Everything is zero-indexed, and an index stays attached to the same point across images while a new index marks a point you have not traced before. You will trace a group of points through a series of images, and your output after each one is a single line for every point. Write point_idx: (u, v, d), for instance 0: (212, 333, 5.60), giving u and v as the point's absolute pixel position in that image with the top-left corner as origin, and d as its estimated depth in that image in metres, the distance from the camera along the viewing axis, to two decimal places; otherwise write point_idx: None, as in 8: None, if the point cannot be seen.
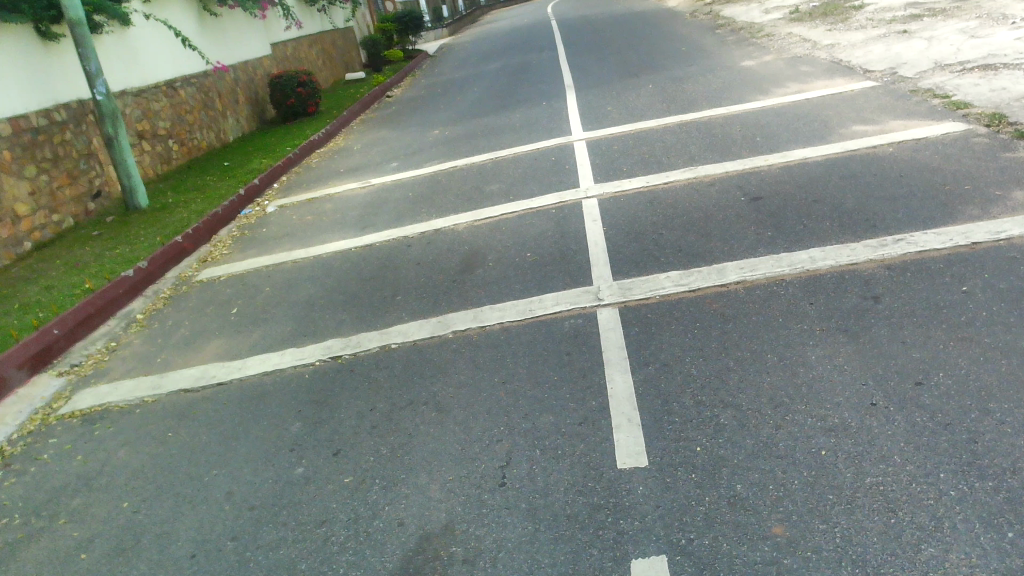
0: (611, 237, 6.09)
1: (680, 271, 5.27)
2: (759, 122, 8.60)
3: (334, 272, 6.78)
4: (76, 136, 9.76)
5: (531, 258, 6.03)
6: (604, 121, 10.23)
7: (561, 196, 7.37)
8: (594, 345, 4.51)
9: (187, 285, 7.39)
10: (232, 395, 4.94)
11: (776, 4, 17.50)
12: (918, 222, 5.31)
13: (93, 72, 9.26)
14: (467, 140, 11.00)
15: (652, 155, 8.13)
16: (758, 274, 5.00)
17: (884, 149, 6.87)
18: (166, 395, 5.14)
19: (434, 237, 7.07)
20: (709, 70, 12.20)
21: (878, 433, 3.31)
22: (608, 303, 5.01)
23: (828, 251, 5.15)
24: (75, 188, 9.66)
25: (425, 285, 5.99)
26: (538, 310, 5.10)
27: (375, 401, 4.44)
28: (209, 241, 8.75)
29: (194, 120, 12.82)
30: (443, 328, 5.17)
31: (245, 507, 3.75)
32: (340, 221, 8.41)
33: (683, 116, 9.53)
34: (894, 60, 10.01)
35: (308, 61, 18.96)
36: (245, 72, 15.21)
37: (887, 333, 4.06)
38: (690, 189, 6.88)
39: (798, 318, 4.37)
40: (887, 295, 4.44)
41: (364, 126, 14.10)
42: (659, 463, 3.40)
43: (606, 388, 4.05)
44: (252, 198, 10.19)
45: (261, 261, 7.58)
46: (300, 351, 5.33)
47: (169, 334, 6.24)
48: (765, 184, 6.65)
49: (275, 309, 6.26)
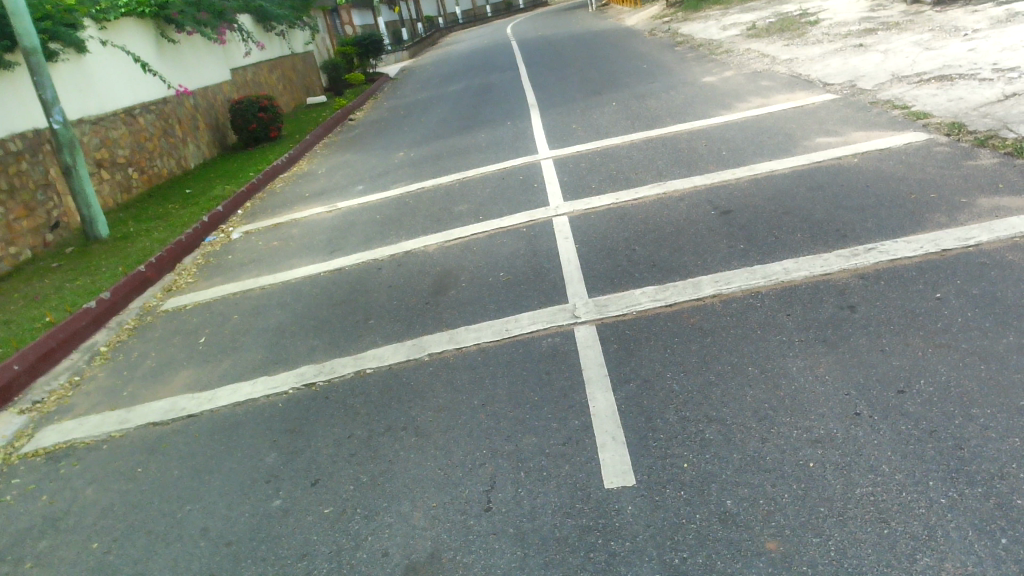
0: (584, 254, 6.07)
1: (656, 286, 5.24)
2: (724, 136, 8.67)
3: (304, 298, 6.66)
4: (32, 166, 9.56)
5: (504, 277, 5.98)
6: (570, 139, 10.27)
7: (532, 214, 7.34)
8: (573, 363, 4.47)
9: (153, 314, 7.22)
10: (204, 426, 4.81)
11: (733, 21, 17.78)
12: (887, 231, 5.35)
13: (49, 100, 9.08)
14: (433, 161, 10.96)
15: (619, 172, 8.16)
16: (733, 286, 5.00)
17: (849, 160, 6.95)
18: (134, 429, 4.99)
19: (404, 259, 6.99)
20: (671, 86, 12.32)
21: (864, 443, 3.30)
22: (585, 320, 4.97)
23: (801, 262, 5.17)
24: (32, 219, 9.44)
25: (398, 308, 5.90)
26: (515, 330, 5.04)
27: (352, 427, 4.35)
28: (173, 270, 8.57)
29: (154, 147, 12.63)
30: (420, 350, 5.09)
31: (221, 542, 3.63)
32: (307, 246, 8.30)
33: (649, 133, 9.59)
34: (852, 73, 10.18)
35: (269, 86, 18.83)
36: (206, 98, 15.05)
37: (867, 342, 4.06)
38: (660, 204, 6.89)
39: (777, 330, 4.37)
40: (863, 304, 4.46)
41: (328, 150, 13.99)
42: (647, 481, 3.35)
43: (589, 406, 4.00)
44: (216, 225, 10.03)
45: (227, 288, 7.45)
46: (272, 379, 5.21)
47: (135, 366, 6.08)
48: (735, 198, 6.68)
49: (244, 337, 6.13)
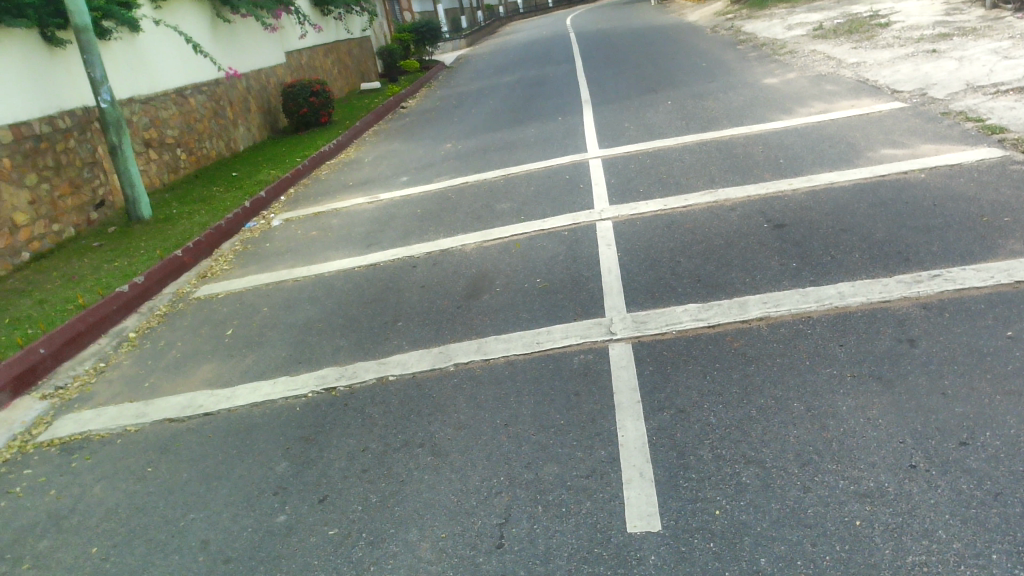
0: (625, 264, 5.76)
1: (699, 304, 4.93)
2: (783, 142, 8.27)
3: (335, 294, 6.48)
4: (80, 144, 9.57)
5: (540, 284, 5.72)
6: (621, 138, 9.94)
7: (575, 217, 7.05)
8: (605, 385, 4.19)
9: (184, 301, 7.13)
10: (219, 428, 4.65)
11: (800, 20, 17.19)
12: (955, 256, 4.95)
13: (98, 79, 9.06)
14: (480, 155, 10.72)
15: (669, 176, 7.81)
16: (782, 309, 4.66)
17: (915, 175, 6.53)
18: (150, 425, 4.85)
19: (440, 258, 6.77)
20: (731, 86, 11.88)
21: (918, 502, 2.97)
22: (620, 337, 4.68)
23: (859, 285, 4.80)
24: (77, 197, 9.45)
25: (429, 311, 5.68)
26: (546, 343, 4.78)
27: (367, 440, 4.14)
28: (210, 255, 8.48)
29: (204, 128, 12.62)
30: (445, 359, 4.85)
31: (220, 559, 3.46)
32: (345, 237, 8.13)
33: (703, 135, 9.21)
34: (922, 81, 9.66)
35: (324, 71, 18.78)
36: (259, 81, 15.03)
37: (926, 384, 3.71)
38: (710, 213, 6.56)
39: (826, 362, 4.03)
40: (924, 338, 4.09)
41: (377, 138, 13.85)
42: (674, 527, 3.07)
43: (617, 435, 3.73)
44: (258, 210, 9.92)
45: (261, 278, 7.32)
46: (293, 380, 5.03)
47: (160, 356, 5.97)
48: (790, 210, 6.31)
49: (271, 332, 5.98)
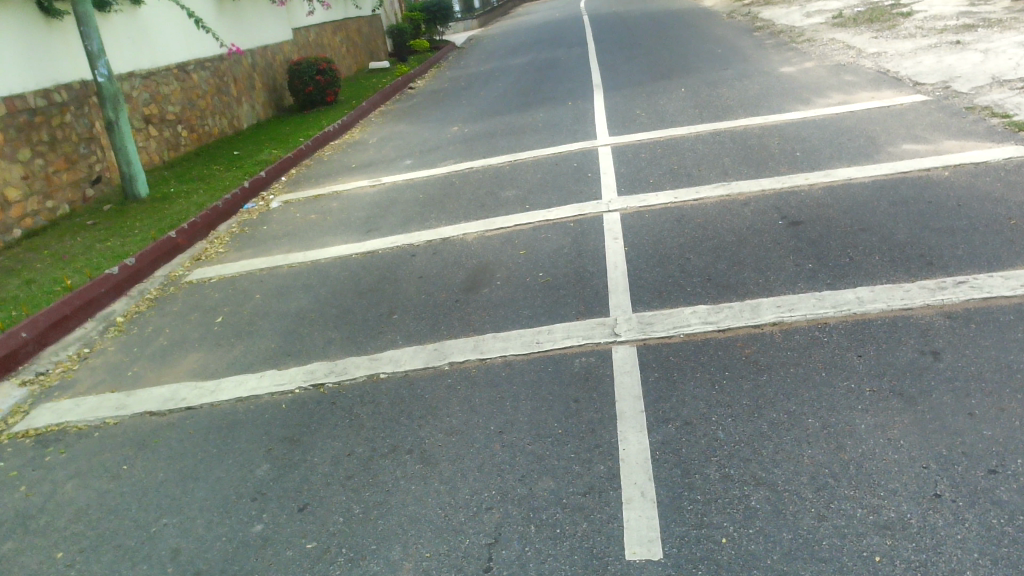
0: (632, 260, 5.51)
1: (708, 306, 4.67)
2: (800, 134, 7.97)
3: (330, 283, 6.24)
4: (76, 118, 9.33)
5: (543, 279, 5.47)
6: (632, 125, 9.65)
7: (581, 207, 6.79)
8: (607, 391, 3.95)
9: (176, 285, 6.91)
10: (201, 424, 4.44)
11: (819, 7, 16.78)
12: (982, 262, 4.68)
13: (95, 52, 8.81)
14: (486, 139, 10.44)
15: (681, 166, 7.53)
16: (797, 314, 4.40)
17: (939, 173, 6.25)
18: (130, 418, 4.64)
19: (440, 247, 6.51)
20: (746, 74, 11.56)
21: (944, 537, 2.73)
22: (624, 340, 4.43)
23: (879, 290, 4.53)
24: (72, 172, 9.21)
25: (426, 304, 5.44)
26: (546, 343, 4.53)
27: (353, 445, 3.92)
28: (205, 237, 8.25)
29: (206, 105, 12.37)
30: (440, 358, 4.62)
31: (190, 571, 3.24)
32: (344, 222, 7.88)
33: (717, 124, 8.91)
34: (945, 73, 9.33)
35: (332, 49, 18.47)
36: (264, 57, 14.74)
37: (951, 403, 3.45)
38: (722, 207, 6.29)
39: (843, 375, 3.78)
40: (948, 351, 3.84)
41: (383, 118, 13.57)
42: (676, 556, 2.84)
43: (618, 449, 3.49)
44: (257, 191, 9.68)
45: (256, 262, 7.09)
46: (280, 375, 4.80)
47: (147, 343, 5.75)
48: (807, 206, 6.04)
49: (262, 320, 5.76)
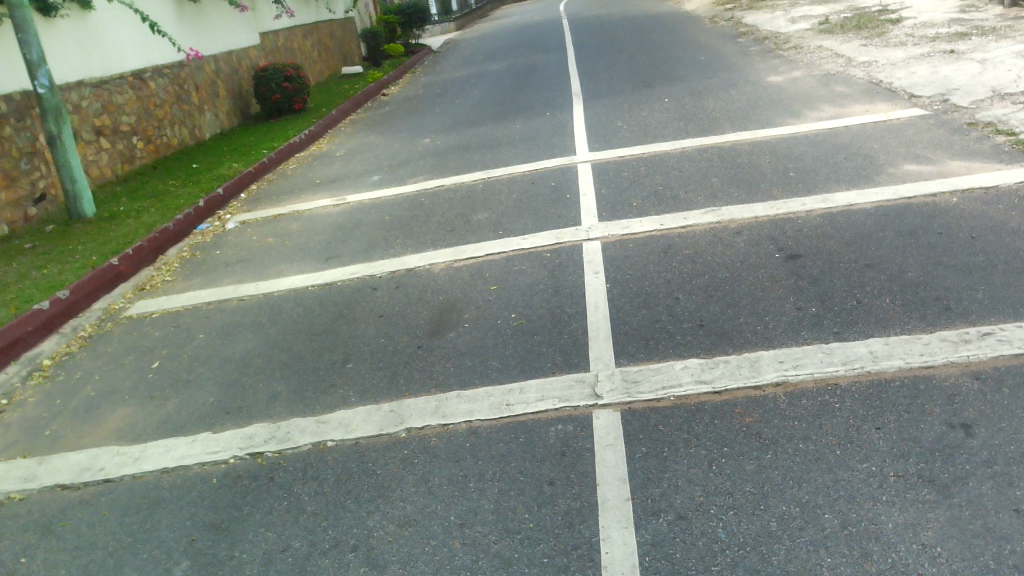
0: (615, 300, 4.95)
1: (701, 360, 4.12)
2: (792, 151, 7.46)
3: (281, 321, 5.64)
4: (17, 132, 8.69)
5: (515, 322, 4.91)
6: (613, 138, 9.12)
7: (559, 234, 6.24)
8: (586, 471, 3.39)
9: (113, 320, 6.28)
10: (118, 502, 3.84)
11: (804, 12, 16.36)
12: (1008, 308, 4.17)
13: (34, 60, 8.15)
14: (460, 152, 9.87)
15: (666, 187, 7.00)
16: (803, 372, 3.86)
17: (947, 199, 5.75)
18: (38, 492, 4.04)
19: (405, 280, 5.94)
20: (732, 84, 11.06)
21: None
22: (606, 403, 3.87)
23: (894, 343, 4.00)
24: (12, 190, 8.55)
25: (384, 351, 4.86)
26: (517, 406, 3.96)
27: (289, 537, 3.35)
28: (153, 262, 7.62)
29: (165, 115, 11.70)
30: (396, 422, 4.03)
31: None
32: (303, 247, 7.27)
33: (703, 139, 8.39)
34: (942, 85, 8.87)
35: (302, 54, 17.81)
36: (229, 63, 14.08)
37: (994, 495, 2.92)
38: (712, 236, 5.75)
39: (861, 455, 3.24)
40: (982, 423, 3.31)
41: (353, 128, 12.97)
42: None
43: (599, 553, 2.94)
44: (213, 209, 9.05)
45: (203, 295, 6.48)
46: (213, 440, 4.20)
47: (73, 393, 5.13)
48: (805, 236, 5.51)
49: (203, 367, 5.14)
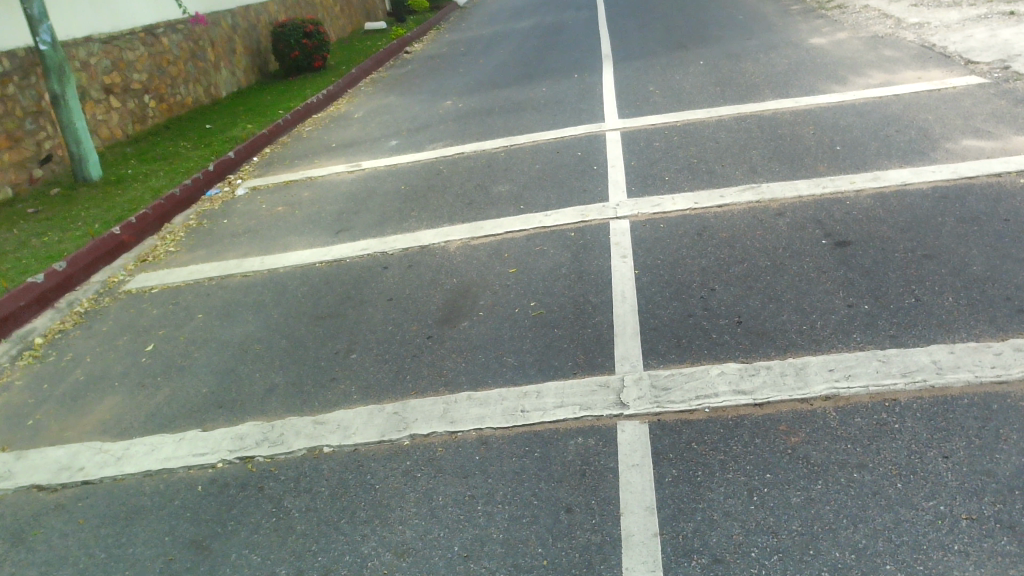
0: (644, 289, 4.52)
1: (739, 365, 3.68)
2: (839, 122, 6.91)
3: (284, 302, 5.27)
4: (20, 90, 8.33)
5: (534, 312, 4.49)
6: (644, 104, 8.58)
7: (584, 211, 5.79)
8: (609, 497, 3.00)
9: (111, 295, 5.95)
10: (96, 509, 3.51)
11: None
12: None
13: (35, 15, 7.74)
14: (482, 116, 9.38)
15: (700, 160, 6.50)
16: (856, 384, 3.41)
17: (1013, 180, 5.21)
18: (13, 494, 3.72)
19: (417, 258, 5.53)
20: (772, 45, 10.42)
21: None
22: (633, 414, 3.46)
23: (960, 352, 3.53)
24: (16, 151, 8.22)
25: (392, 341, 4.48)
26: (533, 414, 3.57)
27: (275, 562, 3.00)
28: (158, 231, 7.27)
29: (178, 71, 11.28)
30: (399, 427, 3.65)
31: None
32: (312, 218, 6.88)
33: (741, 107, 7.84)
34: (1002, 50, 8.21)
35: (323, 10, 17.27)
36: (246, 18, 13.60)
37: None
38: (752, 217, 5.28)
39: (926, 490, 2.81)
40: None
41: (373, 88, 12.49)
42: None
43: None
44: (223, 174, 8.67)
45: (206, 268, 6.12)
46: (202, 440, 3.85)
47: (61, 377, 4.81)
48: (854, 220, 5.03)
49: (198, 352, 4.80)
